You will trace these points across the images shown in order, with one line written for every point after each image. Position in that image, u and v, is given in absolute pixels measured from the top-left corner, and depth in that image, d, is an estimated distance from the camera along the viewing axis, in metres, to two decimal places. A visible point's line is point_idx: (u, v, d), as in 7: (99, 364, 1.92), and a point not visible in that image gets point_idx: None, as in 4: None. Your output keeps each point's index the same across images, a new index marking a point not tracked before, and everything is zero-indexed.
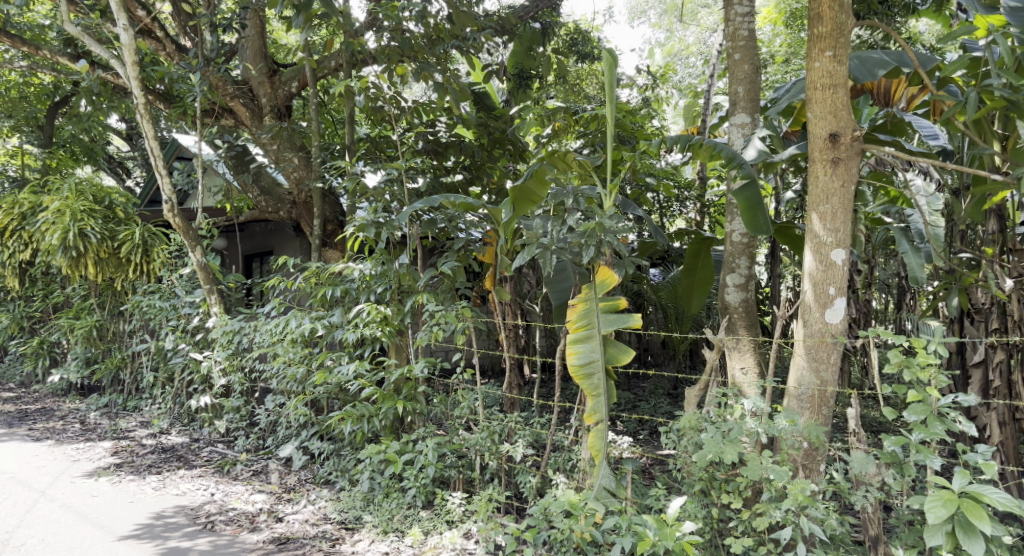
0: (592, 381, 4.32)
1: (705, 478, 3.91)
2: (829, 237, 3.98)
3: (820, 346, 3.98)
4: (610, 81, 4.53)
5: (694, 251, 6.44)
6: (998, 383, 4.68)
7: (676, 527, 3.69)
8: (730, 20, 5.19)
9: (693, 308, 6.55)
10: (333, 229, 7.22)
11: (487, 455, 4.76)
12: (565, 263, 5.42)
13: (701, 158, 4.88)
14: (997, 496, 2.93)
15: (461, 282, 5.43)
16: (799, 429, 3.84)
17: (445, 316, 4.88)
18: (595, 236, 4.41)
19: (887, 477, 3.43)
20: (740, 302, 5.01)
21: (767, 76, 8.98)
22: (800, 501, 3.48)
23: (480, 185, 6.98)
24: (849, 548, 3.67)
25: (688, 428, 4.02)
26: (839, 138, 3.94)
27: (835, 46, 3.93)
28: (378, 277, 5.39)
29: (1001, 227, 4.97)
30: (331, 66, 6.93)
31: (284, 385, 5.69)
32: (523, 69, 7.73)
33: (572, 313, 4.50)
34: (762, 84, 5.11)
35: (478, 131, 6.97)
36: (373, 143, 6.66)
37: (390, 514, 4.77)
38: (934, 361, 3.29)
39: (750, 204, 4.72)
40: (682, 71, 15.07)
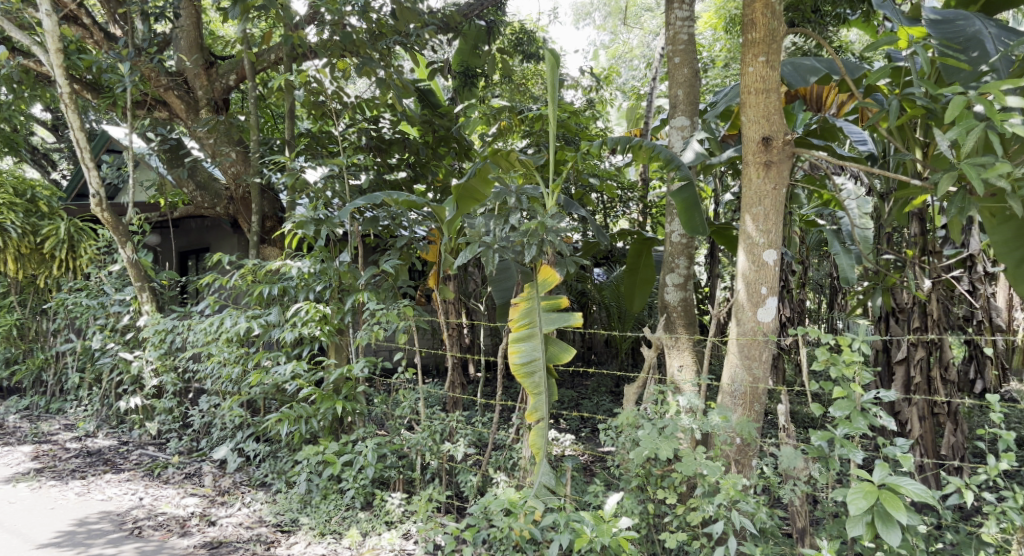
0: (533, 379, 4.35)
1: (642, 474, 3.98)
2: (762, 237, 4.09)
3: (752, 344, 4.09)
4: (551, 81, 4.54)
5: (636, 251, 6.53)
6: (919, 379, 4.89)
7: (613, 523, 3.74)
8: (671, 23, 5.26)
9: (635, 307, 6.66)
10: (272, 226, 7.08)
11: (428, 455, 4.76)
12: (508, 262, 5.43)
13: (641, 159, 4.95)
14: (914, 487, 3.06)
15: (403, 281, 5.39)
16: (732, 425, 3.94)
17: (386, 314, 4.83)
18: (537, 236, 4.43)
19: (814, 471, 3.55)
20: (679, 301, 5.10)
21: (708, 80, 9.16)
22: (732, 495, 3.57)
23: (425, 183, 6.99)
24: (778, 541, 3.79)
25: (627, 425, 4.08)
26: (771, 142, 4.05)
27: (767, 51, 4.04)
28: (317, 275, 5.31)
29: (923, 230, 5.20)
30: (270, 59, 6.78)
31: (218, 385, 5.56)
32: (469, 67, 7.79)
33: (514, 312, 4.51)
34: (700, 88, 5.22)
35: (424, 128, 6.91)
36: (314, 138, 6.57)
37: (328, 516, 4.69)
38: (858, 358, 3.41)
39: (687, 205, 4.82)
40: (626, 74, 15.27)
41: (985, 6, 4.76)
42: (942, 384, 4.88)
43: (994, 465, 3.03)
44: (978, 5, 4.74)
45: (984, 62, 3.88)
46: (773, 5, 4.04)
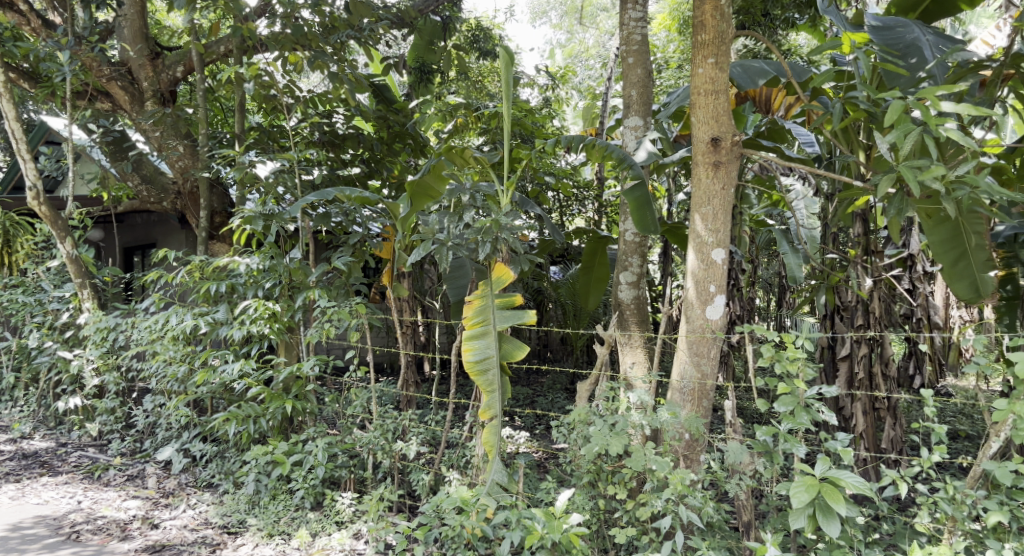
0: (486, 377, 4.34)
1: (593, 470, 4.03)
2: (710, 236, 4.16)
3: (700, 341, 4.16)
4: (505, 79, 4.54)
5: (591, 250, 6.58)
6: (862, 375, 5.05)
7: (564, 519, 3.76)
8: (625, 24, 5.30)
9: (589, 305, 6.70)
10: (222, 222, 6.93)
11: (380, 454, 4.71)
12: (462, 260, 5.41)
13: (595, 157, 4.99)
14: (852, 480, 3.15)
15: (356, 278, 5.33)
16: (680, 421, 3.99)
17: (337, 312, 4.77)
18: (491, 233, 4.43)
19: (759, 466, 3.63)
20: (632, 300, 5.14)
21: (662, 81, 9.28)
22: (679, 490, 3.62)
23: (380, 179, 6.93)
24: (724, 534, 3.86)
25: (578, 421, 4.12)
26: (720, 142, 4.12)
27: (717, 53, 4.10)
28: (267, 272, 5.21)
29: (866, 230, 5.35)
30: (219, 51, 6.62)
31: (163, 384, 5.42)
32: (425, 63, 7.59)
33: (467, 310, 4.49)
34: (653, 88, 5.28)
35: (378, 124, 6.85)
36: (264, 133, 6.36)
37: (276, 517, 4.62)
38: (802, 354, 3.49)
39: (639, 204, 4.87)
40: (582, 72, 15.33)
41: (925, 12, 4.94)
42: (884, 380, 5.07)
43: (927, 457, 3.13)
44: (917, 12, 4.92)
45: (922, 69, 4.01)
46: (722, 7, 4.10)
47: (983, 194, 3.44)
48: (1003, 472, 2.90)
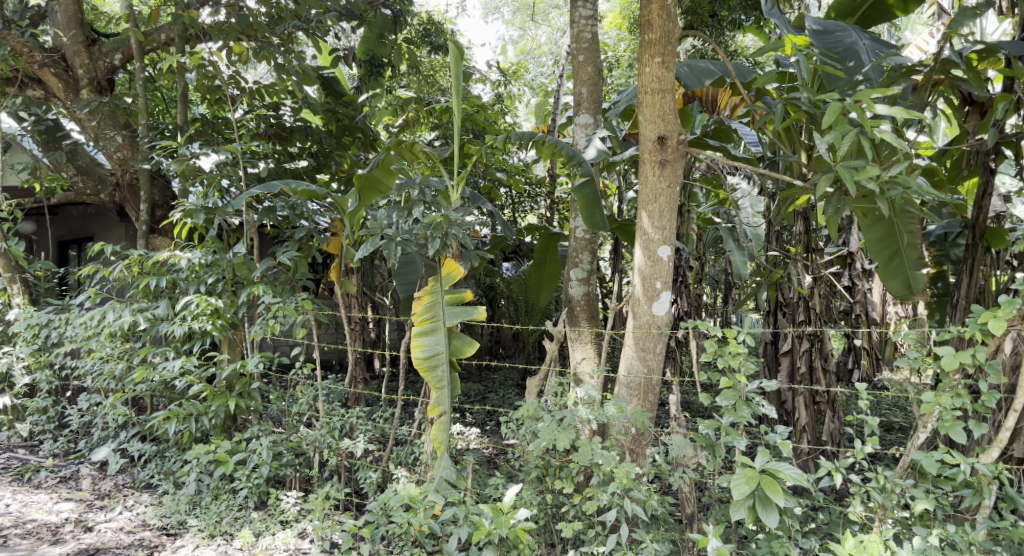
0: (436, 374, 4.31)
1: (541, 466, 4.05)
2: (657, 234, 4.22)
3: (646, 336, 4.21)
4: (455, 73, 4.50)
5: (543, 246, 6.60)
6: (803, 369, 5.19)
7: (511, 514, 3.74)
8: (576, 21, 5.31)
9: (541, 301, 6.73)
10: (163, 215, 6.74)
11: (326, 452, 4.64)
12: (413, 256, 5.34)
13: (545, 154, 5.04)
14: (791, 472, 3.21)
15: (303, 273, 5.19)
16: (627, 416, 4.04)
17: (282, 308, 4.67)
18: (440, 229, 4.41)
19: (702, 459, 3.70)
20: (582, 296, 5.15)
21: (613, 79, 9.39)
22: (624, 484, 3.66)
23: (328, 173, 6.85)
24: (668, 526, 3.93)
25: (527, 417, 4.13)
26: (666, 141, 4.17)
27: (663, 53, 4.14)
28: (209, 267, 5.08)
29: (807, 228, 5.50)
30: (160, 39, 6.40)
31: (100, 382, 5.25)
32: (375, 57, 7.46)
33: (417, 306, 4.45)
34: (603, 86, 5.31)
35: (326, 117, 6.68)
36: (208, 124, 6.16)
37: (218, 517, 4.51)
38: (743, 349, 3.56)
39: (588, 201, 4.91)
40: (534, 69, 15.31)
41: (862, 18, 5.09)
42: (823, 374, 5.23)
43: (860, 448, 3.23)
44: (855, 17, 5.06)
45: (859, 72, 4.11)
46: (669, 7, 4.14)
47: (914, 194, 3.56)
48: (930, 461, 3.01)
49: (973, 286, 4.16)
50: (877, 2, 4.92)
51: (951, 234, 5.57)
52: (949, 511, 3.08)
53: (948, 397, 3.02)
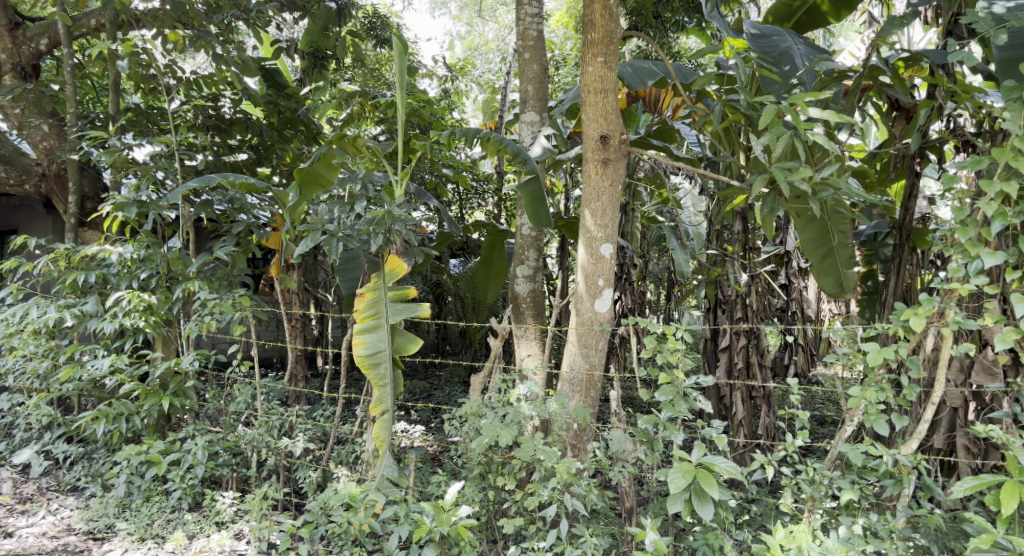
0: (378, 371, 4.27)
1: (483, 462, 4.06)
2: (600, 232, 4.26)
3: (589, 333, 4.25)
4: (399, 68, 4.45)
5: (490, 243, 6.59)
6: (741, 365, 5.31)
7: (453, 512, 3.71)
8: (522, 19, 5.32)
9: (488, 298, 6.74)
10: (93, 208, 6.50)
11: (264, 451, 4.55)
12: (355, 251, 5.20)
13: (491, 151, 5.05)
14: (726, 465, 3.29)
15: (240, 269, 5.15)
16: (569, 411, 4.06)
17: (219, 305, 4.54)
18: (383, 225, 4.36)
19: (641, 454, 3.76)
20: (528, 293, 5.15)
21: (559, 77, 9.47)
22: (565, 480, 3.69)
23: (270, 166, 6.70)
24: (608, 520, 3.99)
25: (470, 414, 4.13)
26: (609, 141, 4.20)
27: (606, 53, 4.18)
28: (142, 262, 4.92)
29: (745, 228, 5.63)
30: (90, 24, 6.17)
31: (22, 382, 5.02)
32: (318, 49, 7.23)
33: (359, 303, 4.39)
34: (549, 84, 5.33)
35: (268, 109, 6.52)
36: (142, 115, 5.93)
37: (149, 520, 4.38)
38: (681, 346, 3.62)
39: (533, 199, 4.93)
40: (482, 65, 15.27)
41: (797, 24, 5.25)
42: (759, 369, 5.39)
43: (791, 441, 3.32)
44: (790, 22, 5.21)
45: (793, 76, 4.22)
46: (611, 7, 4.17)
47: (845, 195, 3.67)
48: (855, 453, 3.12)
49: (899, 284, 4.35)
50: (811, 8, 5.08)
51: (880, 234, 5.77)
52: (873, 501, 3.20)
53: (873, 392, 3.14)
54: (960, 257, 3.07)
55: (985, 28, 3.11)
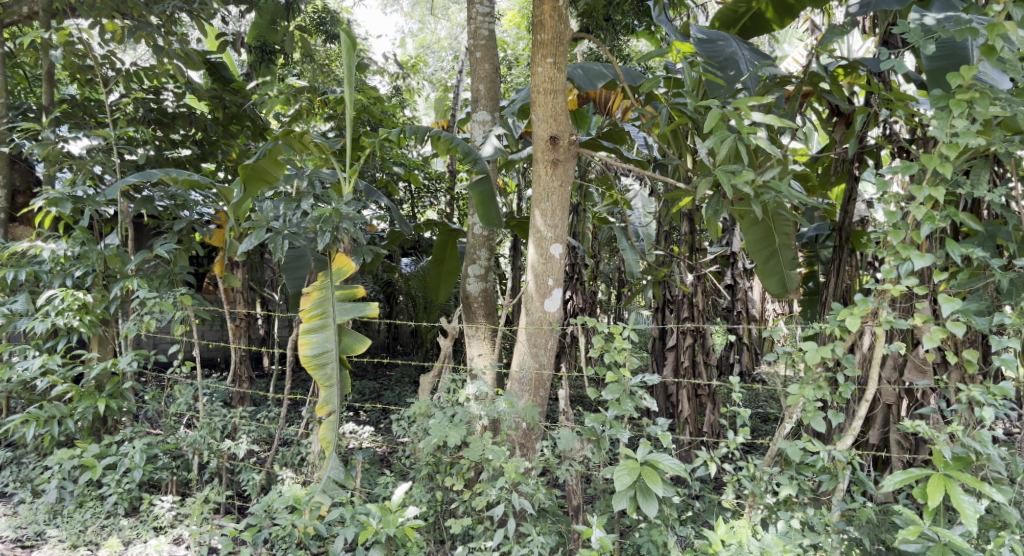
0: (325, 371, 4.21)
1: (431, 463, 4.04)
2: (549, 232, 4.28)
3: (538, 332, 4.28)
4: (348, 64, 4.38)
5: (441, 243, 6.57)
6: (687, 363, 5.40)
7: (400, 513, 3.65)
8: (472, 18, 5.30)
9: (439, 298, 6.71)
10: (25, 202, 6.26)
11: (206, 454, 4.43)
12: (302, 249, 5.11)
13: (441, 150, 5.03)
14: (670, 462, 3.33)
15: (182, 266, 5.01)
16: (517, 410, 4.07)
17: (159, 304, 4.40)
18: (331, 223, 4.27)
19: (587, 452, 3.79)
20: (479, 293, 5.13)
21: (512, 77, 9.51)
22: (513, 479, 3.69)
23: (214, 162, 6.55)
24: (554, 518, 4.01)
25: (419, 414, 4.11)
26: (558, 141, 4.22)
27: (555, 53, 4.20)
28: (76, 259, 4.75)
29: (692, 229, 5.73)
30: (22, 12, 5.91)
31: None
32: (266, 43, 7.03)
33: (305, 302, 4.31)
34: (501, 84, 5.32)
35: (213, 104, 6.26)
36: (78, 106, 5.71)
37: (82, 526, 4.22)
38: (628, 345, 3.65)
39: (483, 198, 4.92)
40: (433, 64, 15.19)
41: (742, 30, 5.37)
42: (705, 368, 5.50)
43: (733, 439, 3.38)
44: (736, 28, 5.33)
45: (738, 81, 4.30)
46: (561, 8, 4.19)
47: (786, 198, 3.76)
48: (793, 449, 3.19)
49: (839, 285, 4.49)
50: (755, 15, 5.20)
51: (821, 236, 5.93)
52: (810, 496, 3.28)
53: (811, 389, 3.23)
54: (892, 259, 3.16)
55: (915, 38, 3.18)
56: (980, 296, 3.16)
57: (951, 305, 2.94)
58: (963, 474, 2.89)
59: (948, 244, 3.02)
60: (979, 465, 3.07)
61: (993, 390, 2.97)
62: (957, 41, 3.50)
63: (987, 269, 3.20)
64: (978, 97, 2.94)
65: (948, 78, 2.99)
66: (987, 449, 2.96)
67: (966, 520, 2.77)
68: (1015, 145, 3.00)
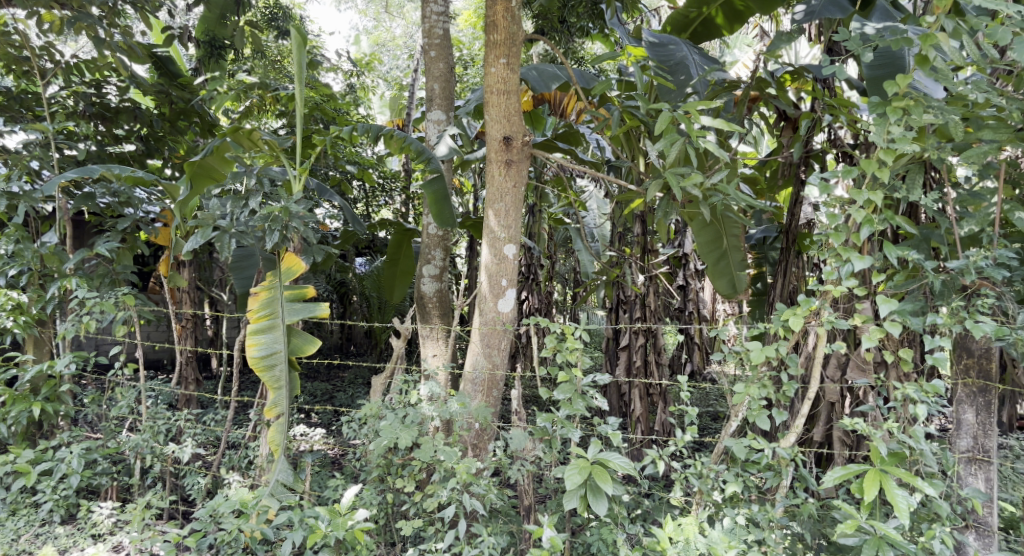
0: (273, 374, 4.12)
1: (382, 465, 4.00)
2: (503, 232, 4.28)
3: (492, 333, 4.27)
4: (299, 61, 4.30)
5: (396, 242, 6.51)
6: (639, 363, 5.46)
7: (349, 516, 3.59)
8: (427, 17, 5.24)
9: (393, 298, 6.65)
10: None
11: (149, 458, 4.31)
12: (251, 249, 5.01)
13: (395, 150, 4.99)
14: (619, 461, 3.35)
15: (125, 266, 4.87)
16: (470, 411, 4.05)
17: (99, 304, 4.25)
18: (280, 221, 4.18)
19: (539, 452, 3.79)
20: (434, 293, 5.09)
21: (467, 77, 9.50)
22: (464, 480, 3.67)
23: (160, 158, 6.37)
24: (504, 519, 4.01)
25: (370, 415, 4.06)
26: (511, 142, 4.23)
27: (508, 54, 4.20)
28: (10, 258, 4.57)
29: (644, 231, 5.79)
30: None
31: None
32: (214, 38, 6.66)
33: (253, 302, 4.23)
34: (456, 84, 5.30)
35: (158, 99, 6.03)
36: (14, 99, 5.40)
37: (16, 535, 4.06)
38: (579, 345, 3.67)
39: (437, 198, 4.88)
40: (389, 61, 15.05)
41: (693, 35, 5.44)
42: (657, 367, 5.56)
43: (681, 437, 3.42)
44: (687, 33, 5.40)
45: (688, 86, 4.35)
46: (514, 9, 4.20)
47: (733, 201, 3.83)
48: (739, 447, 3.26)
49: (786, 286, 4.60)
50: (705, 20, 5.27)
51: (769, 238, 6.05)
52: (755, 492, 3.35)
53: (756, 388, 3.29)
54: (834, 261, 3.25)
55: (854, 46, 3.25)
56: (915, 297, 3.26)
57: (888, 305, 3.03)
58: (898, 469, 2.98)
59: (887, 247, 3.11)
60: (913, 460, 3.17)
61: (926, 388, 3.07)
62: (895, 50, 3.61)
63: (922, 271, 3.30)
64: (913, 105, 3.03)
65: (886, 86, 3.08)
66: (920, 444, 3.06)
67: (900, 513, 2.86)
68: (947, 151, 3.11)
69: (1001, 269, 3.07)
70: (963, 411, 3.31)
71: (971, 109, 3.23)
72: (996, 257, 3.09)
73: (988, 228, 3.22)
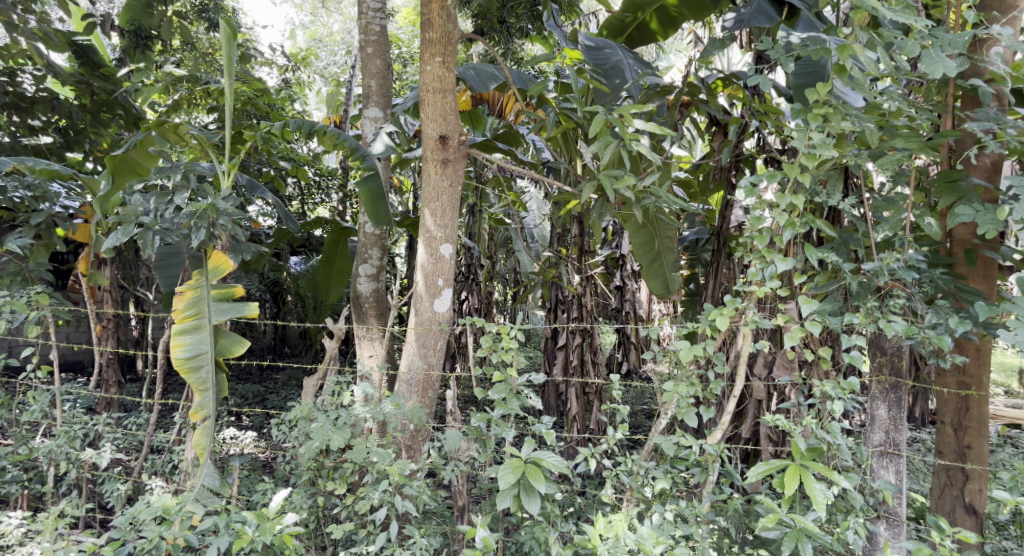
0: (199, 375, 4.00)
1: (313, 467, 3.93)
2: (439, 232, 4.25)
3: (427, 333, 4.23)
4: (227, 54, 4.17)
5: (332, 240, 6.42)
6: (575, 362, 5.50)
7: (276, 520, 3.48)
8: (363, 12, 5.15)
9: (329, 298, 6.53)
10: None
11: (64, 464, 4.11)
12: (177, 246, 4.84)
13: (330, 148, 4.91)
14: (552, 459, 3.36)
15: (38, 263, 4.63)
16: (403, 412, 4.00)
17: (9, 303, 4.02)
18: (206, 218, 4.03)
19: (473, 452, 3.79)
20: (370, 293, 5.02)
21: (406, 75, 9.42)
22: (396, 481, 3.62)
23: (80, 152, 6.08)
24: (437, 521, 3.98)
25: (301, 418, 3.97)
26: (447, 141, 4.20)
27: (443, 53, 4.17)
28: None
29: (581, 231, 5.85)
30: None
31: None
32: (141, 28, 6.46)
33: (178, 302, 4.10)
34: (393, 81, 5.22)
35: (78, 89, 5.74)
36: None
37: None
38: (514, 344, 3.67)
39: (373, 196, 4.78)
40: (325, 57, 14.84)
41: (628, 39, 5.50)
42: (592, 367, 5.61)
43: (613, 435, 3.46)
44: (622, 37, 5.46)
45: (622, 89, 4.44)
46: (449, 8, 4.17)
47: (665, 203, 3.89)
48: (668, 444, 3.31)
49: (717, 287, 4.76)
50: (640, 25, 5.34)
51: (701, 240, 6.20)
52: (683, 488, 3.41)
53: (685, 386, 3.36)
54: (759, 263, 3.33)
55: (778, 55, 3.35)
56: (835, 298, 3.38)
57: (809, 305, 3.14)
58: (816, 463, 3.09)
59: (808, 249, 3.21)
60: (831, 455, 3.29)
61: (843, 385, 3.18)
62: (816, 60, 3.78)
63: (842, 272, 3.42)
64: (833, 113, 3.13)
65: (807, 94, 3.17)
66: (837, 439, 3.18)
67: (817, 506, 2.96)
68: (864, 159, 3.23)
69: (911, 271, 3.21)
70: (877, 406, 3.43)
71: (886, 117, 3.37)
72: (907, 259, 3.23)
73: (901, 233, 3.36)
